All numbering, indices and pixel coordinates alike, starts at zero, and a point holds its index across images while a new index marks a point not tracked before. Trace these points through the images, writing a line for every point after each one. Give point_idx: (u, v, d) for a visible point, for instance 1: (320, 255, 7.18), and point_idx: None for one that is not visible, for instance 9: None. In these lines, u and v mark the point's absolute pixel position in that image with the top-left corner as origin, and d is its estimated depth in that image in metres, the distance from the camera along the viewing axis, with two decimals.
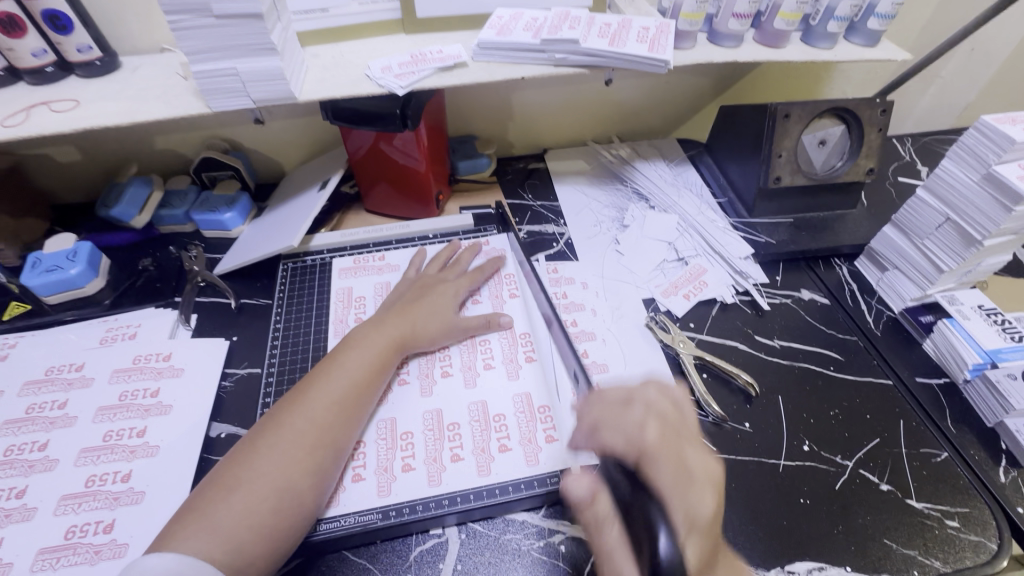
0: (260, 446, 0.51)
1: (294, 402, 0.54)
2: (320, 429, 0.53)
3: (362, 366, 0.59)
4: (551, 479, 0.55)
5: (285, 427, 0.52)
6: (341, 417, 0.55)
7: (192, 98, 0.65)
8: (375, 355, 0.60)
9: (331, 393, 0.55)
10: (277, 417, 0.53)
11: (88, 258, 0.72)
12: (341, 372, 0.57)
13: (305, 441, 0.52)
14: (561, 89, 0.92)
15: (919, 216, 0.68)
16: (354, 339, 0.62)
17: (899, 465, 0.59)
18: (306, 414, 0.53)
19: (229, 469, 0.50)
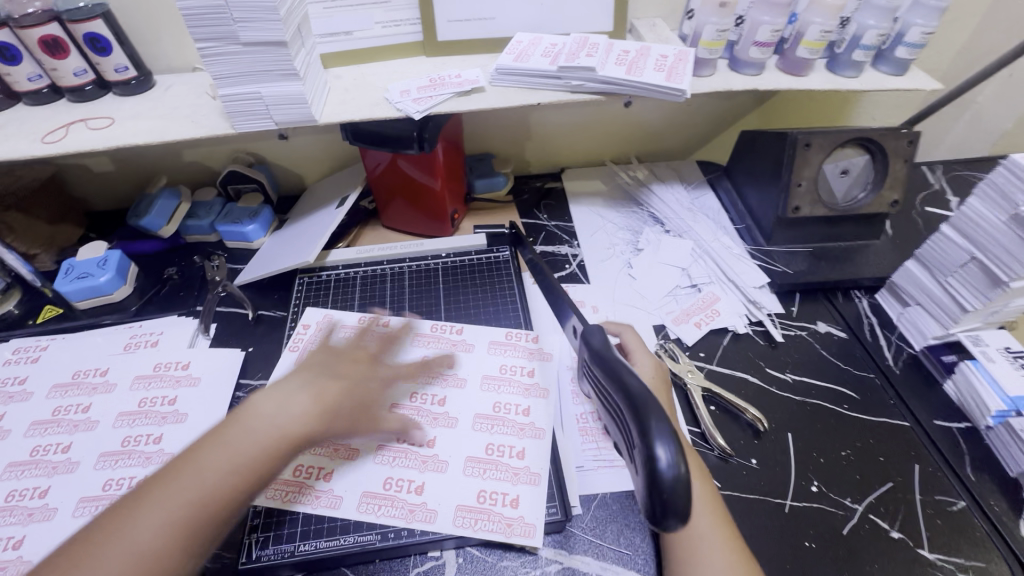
0: (117, 528, 0.38)
1: (179, 466, 0.41)
2: (202, 508, 0.41)
3: (279, 428, 0.45)
4: (549, 510, 0.55)
5: (154, 504, 0.40)
6: (237, 495, 0.42)
7: (219, 118, 0.67)
8: (308, 414, 0.47)
9: (228, 461, 0.42)
10: (149, 487, 0.40)
11: (117, 266, 0.76)
12: (248, 435, 0.44)
13: (180, 527, 0.39)
14: (580, 110, 0.92)
15: (943, 253, 0.66)
16: (275, 390, 0.48)
17: (912, 512, 0.57)
18: (189, 488, 0.41)
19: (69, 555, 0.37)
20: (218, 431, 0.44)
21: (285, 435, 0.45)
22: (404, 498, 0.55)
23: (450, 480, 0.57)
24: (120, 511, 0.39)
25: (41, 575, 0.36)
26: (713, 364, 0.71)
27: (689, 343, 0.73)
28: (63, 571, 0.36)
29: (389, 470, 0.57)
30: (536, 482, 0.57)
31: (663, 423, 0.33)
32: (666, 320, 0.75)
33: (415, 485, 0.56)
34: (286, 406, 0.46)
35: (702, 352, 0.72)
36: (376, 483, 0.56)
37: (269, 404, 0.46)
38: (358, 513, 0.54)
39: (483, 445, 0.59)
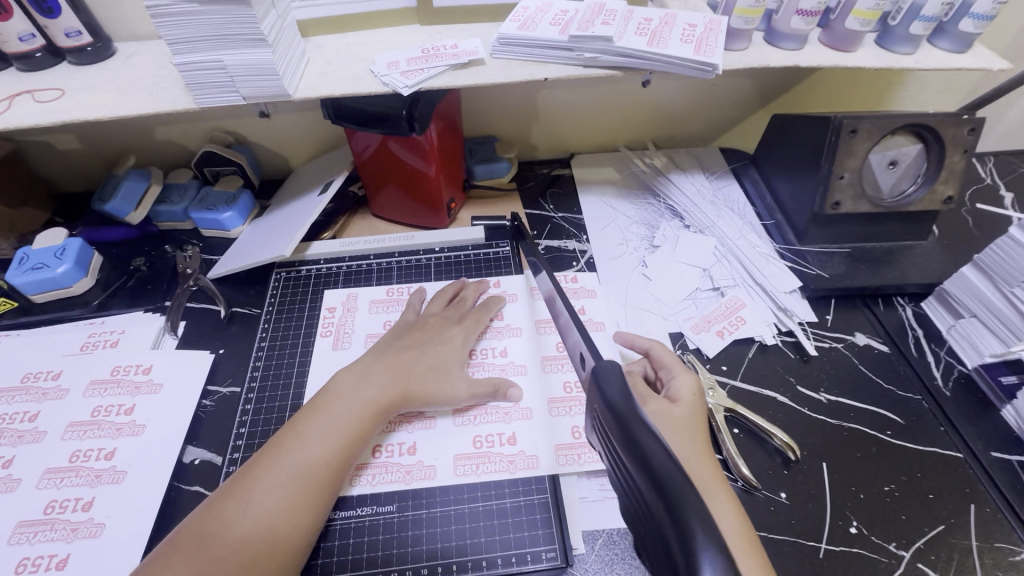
0: (238, 497, 0.44)
1: (290, 435, 0.48)
2: (312, 474, 0.46)
3: (367, 401, 0.51)
4: (547, 553, 0.47)
5: (263, 475, 0.45)
6: (334, 467, 0.47)
7: (181, 91, 0.59)
8: (384, 390, 0.52)
9: (327, 432, 0.49)
10: (263, 457, 0.47)
11: (76, 256, 0.69)
12: (344, 407, 0.50)
13: (292, 495, 0.45)
14: (592, 89, 0.83)
15: (1011, 260, 0.57)
16: (355, 371, 0.54)
17: (967, 562, 0.50)
18: (293, 458, 0.47)
19: (203, 516, 0.44)
20: (323, 403, 0.51)
21: (378, 405, 0.51)
22: (499, 451, 0.53)
23: (435, 514, 0.49)
24: (239, 480, 0.46)
25: (188, 531, 0.43)
26: (737, 379, 0.63)
27: (710, 354, 0.64)
28: (201, 532, 0.42)
29: (475, 430, 0.54)
30: (534, 519, 0.49)
31: (709, 533, 0.25)
32: (683, 327, 0.67)
33: (506, 438, 0.54)
34: (364, 383, 0.52)
35: (725, 366, 0.64)
36: (465, 445, 0.53)
37: (349, 382, 0.52)
38: (457, 477, 0.51)
39: (567, 429, 0.55)
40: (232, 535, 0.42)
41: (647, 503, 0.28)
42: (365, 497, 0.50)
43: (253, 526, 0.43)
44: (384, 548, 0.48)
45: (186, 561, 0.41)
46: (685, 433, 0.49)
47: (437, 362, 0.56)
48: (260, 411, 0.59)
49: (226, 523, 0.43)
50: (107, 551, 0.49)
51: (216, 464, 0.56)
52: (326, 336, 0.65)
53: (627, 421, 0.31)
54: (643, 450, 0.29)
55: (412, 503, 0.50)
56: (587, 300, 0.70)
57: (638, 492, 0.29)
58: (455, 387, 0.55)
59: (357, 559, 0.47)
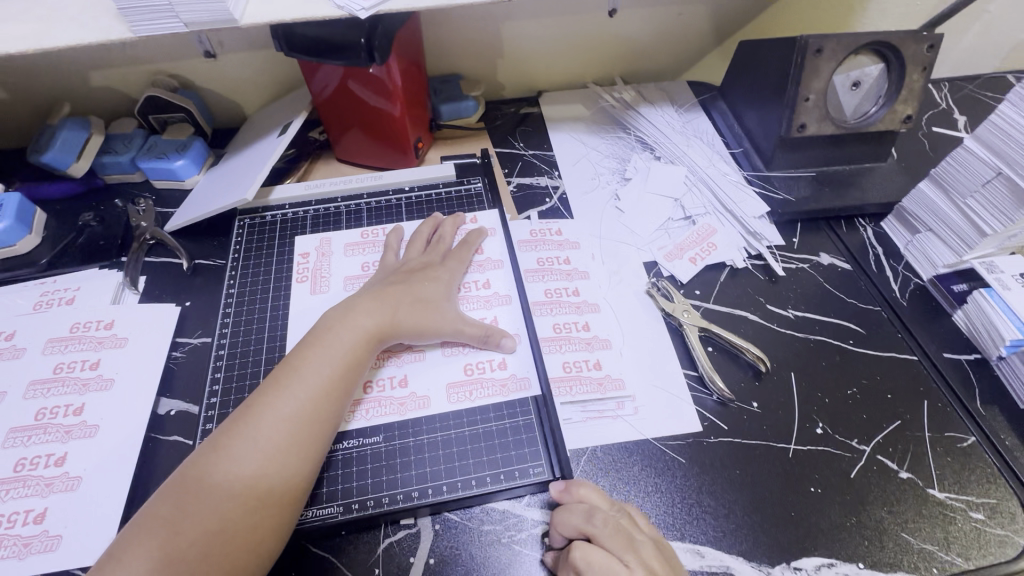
0: (242, 435, 0.43)
1: (287, 372, 0.46)
2: (313, 408, 0.45)
3: (361, 332, 0.50)
4: (535, 469, 0.49)
5: (266, 411, 0.44)
6: (334, 399, 0.46)
7: (113, 19, 0.54)
8: (376, 321, 0.51)
9: (325, 367, 0.47)
10: (261, 392, 0.45)
11: (16, 212, 0.64)
12: (337, 341, 0.49)
13: (296, 432, 0.44)
14: (558, 20, 0.80)
15: (963, 171, 0.60)
16: (343, 306, 0.52)
17: (921, 452, 0.54)
18: (292, 394, 0.45)
19: (206, 455, 0.42)
20: (316, 338, 0.49)
21: (370, 336, 0.50)
22: (491, 377, 0.54)
23: (423, 441, 0.50)
24: (239, 417, 0.44)
25: (192, 467, 0.42)
26: (710, 302, 0.65)
27: (684, 280, 0.66)
28: (205, 470, 0.41)
29: (465, 359, 0.55)
30: (520, 440, 0.50)
31: None
32: (657, 256, 0.68)
33: (496, 363, 0.55)
34: (354, 316, 0.51)
35: (698, 290, 0.66)
36: (455, 374, 0.54)
37: (335, 319, 0.51)
38: (452, 404, 0.52)
39: (559, 364, 0.57)
40: (241, 473, 0.41)
41: None
42: (353, 429, 0.50)
43: (264, 462, 0.42)
44: (374, 477, 0.48)
45: (201, 502, 0.40)
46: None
47: (426, 295, 0.55)
48: (235, 358, 0.57)
49: (232, 461, 0.42)
50: (85, 504, 0.48)
51: (193, 414, 0.55)
52: (303, 282, 0.62)
53: None
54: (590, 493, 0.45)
55: (399, 433, 0.50)
56: (572, 251, 0.68)
57: None
58: (444, 320, 0.54)
59: (347, 488, 0.47)
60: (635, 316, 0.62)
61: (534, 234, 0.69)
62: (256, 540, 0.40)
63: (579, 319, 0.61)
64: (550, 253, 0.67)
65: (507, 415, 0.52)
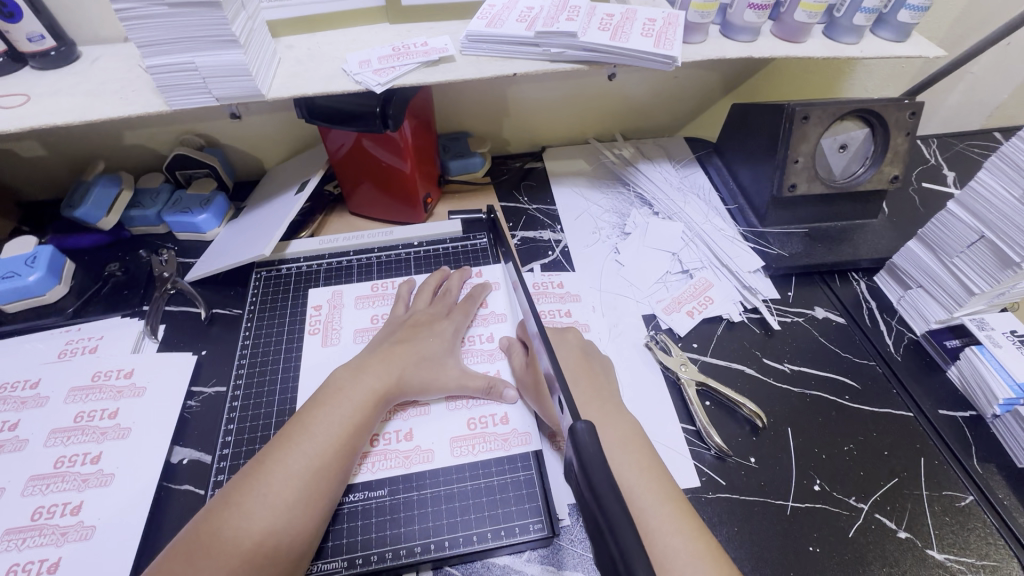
0: (254, 491, 0.44)
1: (299, 428, 0.49)
2: (321, 464, 0.47)
3: (369, 390, 0.52)
4: (535, 525, 0.50)
5: (276, 468, 0.46)
6: (341, 455, 0.48)
7: (152, 94, 0.59)
8: (383, 380, 0.53)
9: (333, 425, 0.49)
10: (272, 449, 0.47)
11: (48, 264, 0.68)
12: (347, 397, 0.51)
13: (306, 488, 0.45)
14: (561, 84, 0.86)
15: (949, 234, 0.62)
16: (353, 366, 0.55)
17: (918, 510, 0.54)
18: (303, 450, 0.47)
19: (217, 512, 0.44)
20: (326, 396, 0.51)
21: (377, 393, 0.52)
22: (493, 431, 0.55)
23: (426, 495, 0.51)
24: (250, 474, 0.46)
25: (204, 522, 0.43)
26: (707, 355, 0.66)
27: (682, 333, 0.68)
28: (216, 527, 0.43)
29: (468, 413, 0.57)
30: (521, 495, 0.51)
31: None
32: (656, 309, 0.70)
33: (499, 418, 0.56)
34: (362, 375, 0.53)
35: (695, 343, 0.68)
36: (459, 428, 0.55)
37: (347, 376, 0.53)
38: (455, 458, 0.53)
39: None
40: (251, 530, 0.42)
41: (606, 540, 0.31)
42: (361, 482, 0.52)
43: (274, 518, 0.43)
44: (378, 531, 0.49)
45: (212, 557, 0.41)
46: (633, 435, 0.51)
47: (430, 351, 0.57)
48: (249, 409, 0.59)
49: (243, 517, 0.43)
50: (97, 553, 0.50)
51: (205, 463, 0.57)
52: (315, 334, 0.65)
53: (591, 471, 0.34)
54: (591, 477, 0.34)
55: (404, 486, 0.52)
56: (573, 303, 0.71)
57: (595, 506, 0.33)
58: (450, 375, 0.57)
59: (352, 542, 0.49)
60: (634, 370, 0.64)
61: (536, 287, 0.72)
62: None
63: None
64: (551, 305, 0.70)
65: (508, 470, 0.53)
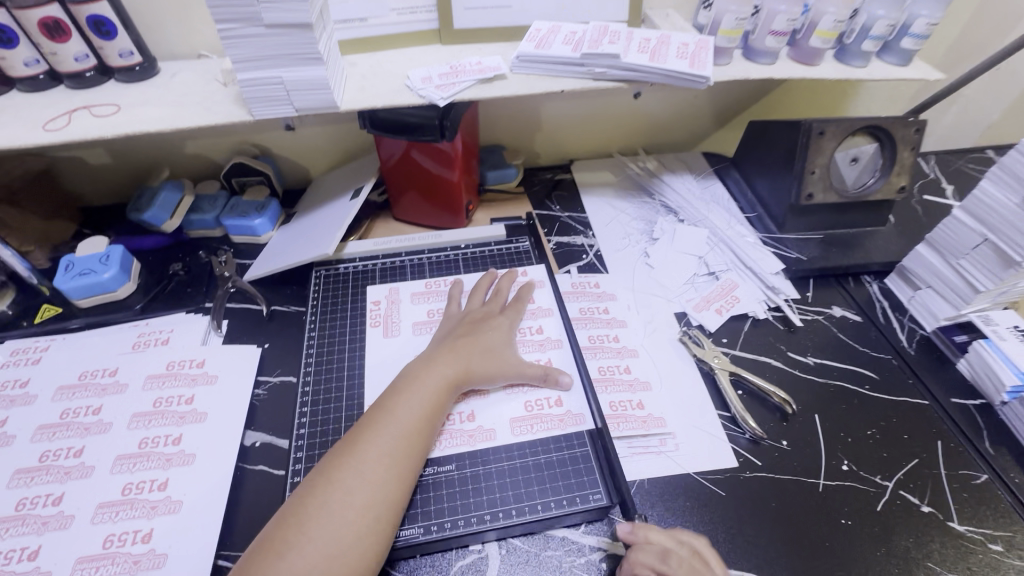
0: (352, 468, 0.48)
1: (383, 413, 0.53)
2: (406, 444, 0.51)
3: (442, 379, 0.57)
4: (594, 496, 0.54)
5: (368, 447, 0.50)
6: (422, 437, 0.52)
7: (234, 105, 0.65)
8: (454, 369, 0.58)
9: (414, 408, 0.53)
10: (362, 431, 0.52)
11: (120, 262, 0.73)
12: (423, 385, 0.56)
13: (396, 465, 0.50)
14: (591, 101, 0.92)
15: (955, 237, 0.69)
16: (423, 359, 0.60)
17: (939, 487, 0.59)
18: (390, 431, 0.51)
19: (318, 486, 0.47)
20: (404, 386, 0.56)
21: (448, 381, 0.57)
22: (549, 413, 0.60)
23: (490, 470, 0.56)
24: (345, 453, 0.50)
25: (306, 497, 0.47)
26: (737, 349, 0.72)
27: (712, 329, 0.73)
28: (321, 499, 0.46)
29: (524, 397, 0.61)
30: (577, 471, 0.56)
31: None
32: (687, 308, 0.76)
33: (553, 401, 0.61)
34: (434, 366, 0.58)
35: (725, 339, 0.73)
36: (519, 410, 0.60)
37: (419, 367, 0.58)
38: (516, 437, 0.58)
39: (605, 402, 0.63)
40: (353, 501, 0.46)
41: None
42: (434, 457, 0.56)
43: (372, 492, 0.47)
44: (449, 501, 0.53)
45: (320, 526, 0.45)
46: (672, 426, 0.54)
47: (491, 344, 0.62)
48: (318, 397, 0.64)
49: (345, 491, 0.47)
50: (186, 526, 0.53)
51: (277, 445, 0.61)
52: (375, 326, 0.70)
53: None
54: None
55: (470, 462, 0.56)
56: (610, 301, 0.76)
57: None
58: (510, 363, 0.61)
59: (426, 511, 0.53)
60: (670, 363, 0.69)
61: (576, 285, 0.77)
62: (366, 561, 0.45)
63: (622, 363, 0.68)
64: (589, 301, 0.75)
65: (564, 447, 0.58)
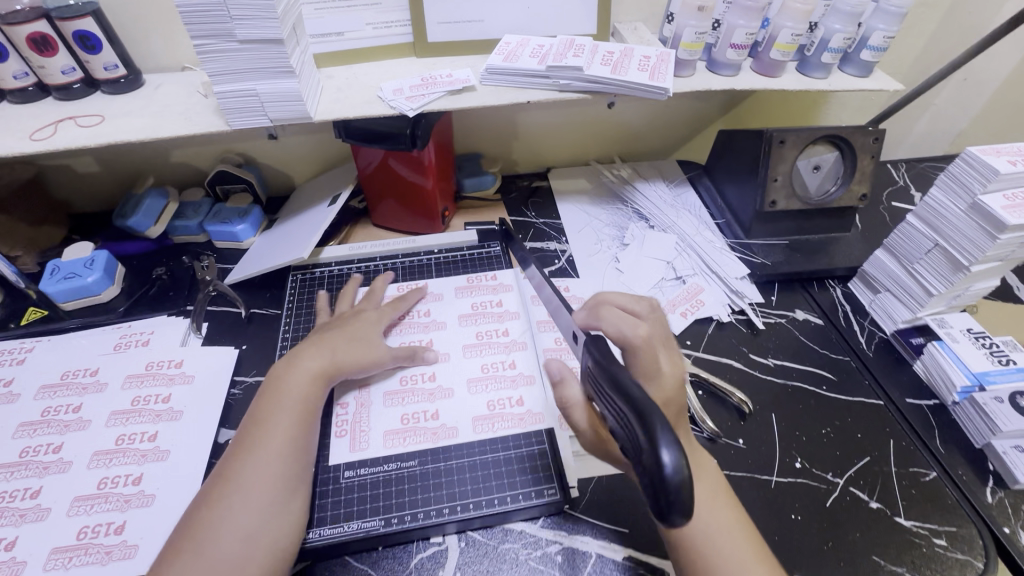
0: (243, 466, 0.51)
1: (262, 414, 0.55)
2: (289, 436, 0.53)
3: (310, 372, 0.59)
4: (549, 491, 0.56)
5: (256, 445, 0.52)
6: (300, 431, 0.54)
7: (212, 116, 0.68)
8: (318, 363, 0.60)
9: (290, 403, 0.56)
10: (247, 432, 0.54)
11: (104, 266, 0.75)
12: (295, 380, 0.58)
13: (285, 458, 0.52)
14: (566, 111, 0.95)
15: (909, 243, 0.71)
16: (287, 358, 0.61)
17: (888, 484, 0.61)
18: (275, 427, 0.53)
19: (217, 486, 0.50)
20: (273, 386, 0.57)
21: (315, 374, 0.59)
22: (510, 411, 0.62)
23: (451, 466, 0.58)
24: (235, 454, 0.52)
25: (206, 501, 0.49)
26: (699, 351, 0.74)
27: (676, 332, 0.76)
28: (222, 498, 0.49)
29: (489, 395, 0.64)
30: (535, 466, 0.58)
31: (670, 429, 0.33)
32: None
33: (515, 400, 0.63)
34: (300, 362, 0.59)
35: (689, 341, 0.75)
36: (482, 410, 0.62)
37: (284, 366, 0.60)
38: (477, 434, 0.60)
39: None
40: (252, 497, 0.49)
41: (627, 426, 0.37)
42: (324, 455, 0.58)
43: (271, 487, 0.50)
44: (410, 495, 0.56)
45: (225, 524, 0.47)
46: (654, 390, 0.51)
47: (359, 334, 0.65)
48: None
49: (242, 489, 0.49)
50: (158, 518, 0.55)
51: None
52: None
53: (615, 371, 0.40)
54: (627, 389, 0.38)
55: (432, 458, 0.58)
56: (577, 305, 0.78)
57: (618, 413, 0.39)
58: (377, 352, 0.64)
59: (388, 505, 0.55)
60: None
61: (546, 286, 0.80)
62: (277, 550, 0.48)
63: None
64: None
65: (523, 444, 0.60)
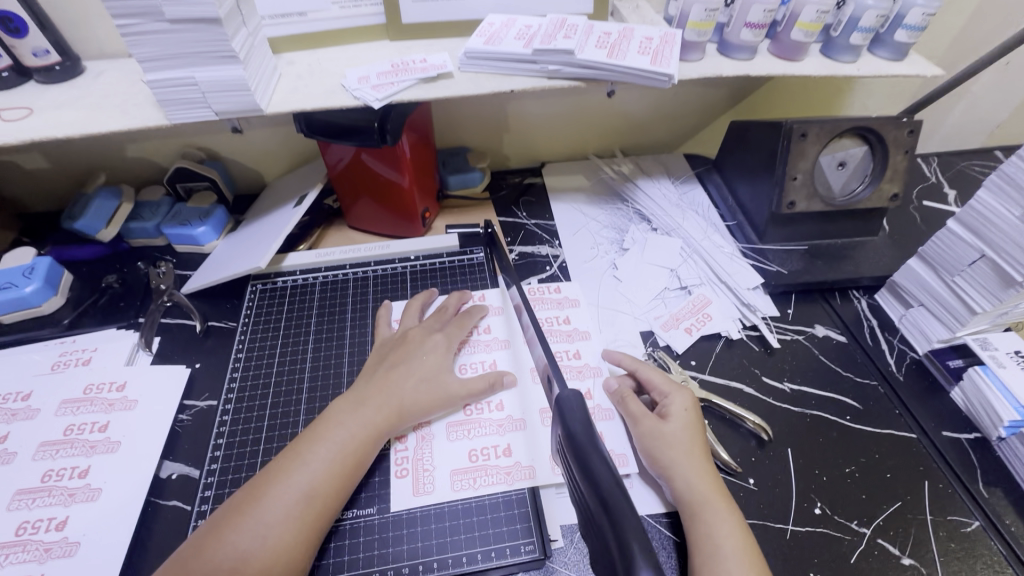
0: (250, 515, 0.44)
1: (297, 455, 0.48)
2: (315, 494, 0.46)
3: (368, 422, 0.51)
4: (526, 546, 0.49)
5: (274, 492, 0.45)
6: (333, 489, 0.47)
7: (153, 108, 0.60)
8: (381, 412, 0.52)
9: (332, 454, 0.48)
10: (274, 471, 0.47)
11: (45, 275, 0.68)
12: (344, 428, 0.50)
13: (297, 517, 0.44)
14: (562, 100, 0.86)
15: (950, 251, 0.62)
16: (353, 395, 0.54)
17: (923, 535, 0.53)
18: (299, 479, 0.46)
19: (219, 528, 0.44)
20: (324, 427, 0.51)
21: (377, 425, 0.52)
22: (495, 464, 0.53)
23: (416, 514, 0.51)
24: (249, 496, 0.45)
25: (200, 543, 0.43)
26: (706, 373, 0.65)
27: (679, 351, 0.67)
28: (217, 544, 0.42)
29: (469, 443, 0.55)
30: (511, 514, 0.51)
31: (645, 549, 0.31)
32: (654, 326, 0.70)
33: (501, 450, 0.54)
34: (362, 408, 0.52)
35: (694, 361, 0.67)
36: (461, 459, 0.54)
37: (347, 406, 0.52)
38: (456, 490, 0.52)
39: None
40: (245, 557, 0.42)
41: (600, 525, 0.35)
42: (361, 499, 0.51)
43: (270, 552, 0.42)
44: (367, 550, 0.48)
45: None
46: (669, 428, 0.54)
47: (422, 371, 0.57)
48: (238, 424, 0.59)
49: (240, 540, 0.42)
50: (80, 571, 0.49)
51: (193, 478, 0.56)
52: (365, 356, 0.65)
53: (586, 453, 0.38)
54: (595, 477, 0.36)
55: (393, 505, 0.51)
56: (572, 309, 0.71)
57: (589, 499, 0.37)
58: (447, 390, 0.56)
59: (340, 561, 0.48)
60: None
61: (536, 293, 0.72)
62: None
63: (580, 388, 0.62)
64: (550, 313, 0.70)
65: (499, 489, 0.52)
